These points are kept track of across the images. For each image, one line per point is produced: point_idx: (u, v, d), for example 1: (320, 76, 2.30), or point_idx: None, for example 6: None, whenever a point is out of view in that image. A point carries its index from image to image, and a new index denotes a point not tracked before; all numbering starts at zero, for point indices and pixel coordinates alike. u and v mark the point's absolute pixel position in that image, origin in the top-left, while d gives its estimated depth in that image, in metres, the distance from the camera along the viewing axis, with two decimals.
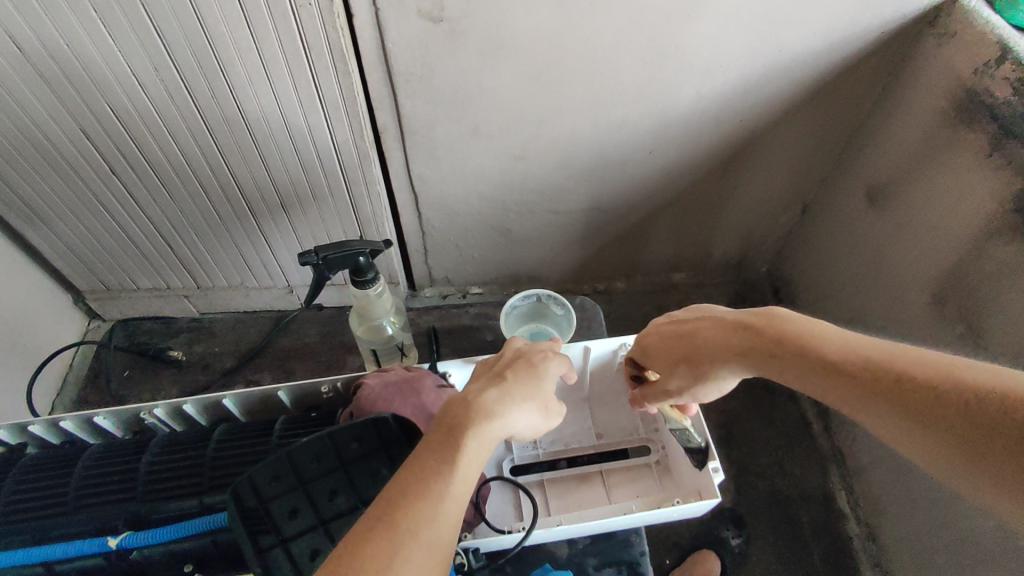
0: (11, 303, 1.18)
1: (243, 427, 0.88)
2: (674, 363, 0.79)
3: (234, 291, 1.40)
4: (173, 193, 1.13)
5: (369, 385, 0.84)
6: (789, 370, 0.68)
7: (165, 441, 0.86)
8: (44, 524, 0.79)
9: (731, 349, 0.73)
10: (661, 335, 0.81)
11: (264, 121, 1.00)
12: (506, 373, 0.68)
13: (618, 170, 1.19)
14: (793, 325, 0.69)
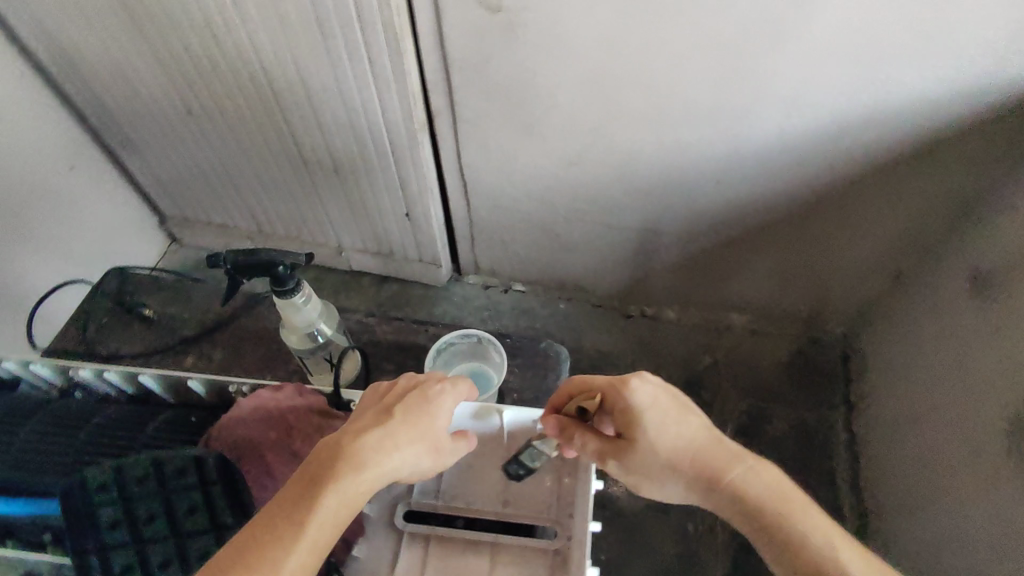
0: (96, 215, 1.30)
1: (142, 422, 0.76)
2: (635, 453, 0.65)
3: (290, 243, 1.44)
4: (239, 142, 1.17)
5: (240, 404, 0.74)
6: (759, 533, 0.59)
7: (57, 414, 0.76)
8: None
9: (710, 477, 0.62)
10: (638, 415, 0.65)
11: (320, 87, 1.00)
12: (394, 408, 0.62)
13: (679, 195, 1.08)
14: (771, 480, 0.61)
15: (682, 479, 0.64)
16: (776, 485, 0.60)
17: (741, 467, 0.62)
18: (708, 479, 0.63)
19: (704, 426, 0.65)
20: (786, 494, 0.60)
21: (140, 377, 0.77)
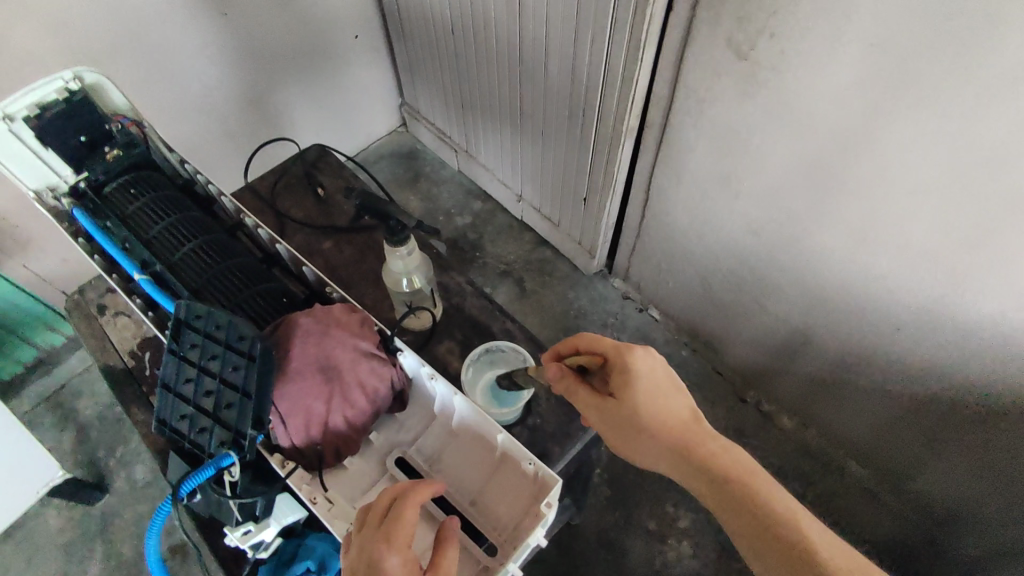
0: (357, 82, 1.51)
1: (261, 279, 0.71)
2: (620, 410, 0.67)
3: (485, 172, 1.55)
4: (478, 71, 1.27)
5: (297, 319, 0.60)
6: (735, 506, 0.60)
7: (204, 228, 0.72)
8: (100, 213, 0.71)
9: (688, 446, 0.64)
10: (630, 381, 0.66)
11: (559, 56, 1.03)
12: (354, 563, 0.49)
13: (847, 319, 0.97)
14: (738, 459, 0.62)
15: (661, 445, 0.65)
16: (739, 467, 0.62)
17: (711, 441, 0.64)
18: (685, 448, 0.64)
19: (683, 403, 0.67)
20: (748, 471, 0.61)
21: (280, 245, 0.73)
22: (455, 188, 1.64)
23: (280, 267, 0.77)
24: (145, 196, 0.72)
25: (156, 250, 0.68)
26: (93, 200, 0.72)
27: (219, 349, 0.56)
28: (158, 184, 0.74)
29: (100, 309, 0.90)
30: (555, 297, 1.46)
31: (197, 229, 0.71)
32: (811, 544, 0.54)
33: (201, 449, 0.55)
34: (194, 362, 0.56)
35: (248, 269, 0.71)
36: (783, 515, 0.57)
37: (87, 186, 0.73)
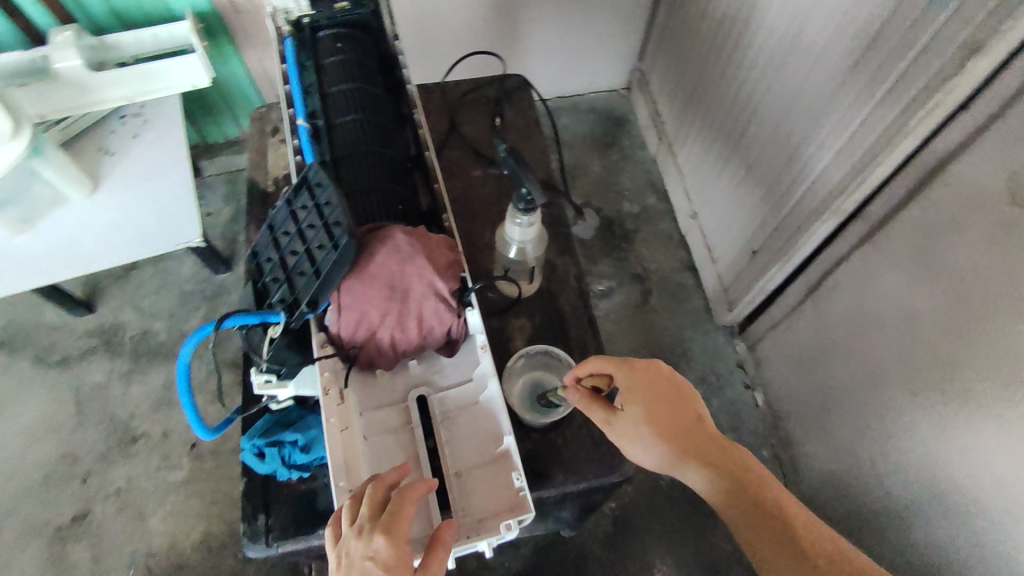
0: (606, 30, 1.46)
1: (396, 175, 0.68)
2: (634, 428, 0.64)
3: (677, 173, 1.46)
4: (723, 75, 1.17)
5: (393, 232, 0.57)
6: (740, 500, 0.61)
7: (375, 103, 0.71)
8: (305, 52, 0.74)
9: (696, 446, 0.63)
10: (637, 393, 0.64)
11: (812, 99, 0.92)
12: (376, 541, 0.49)
13: (956, 535, 0.81)
14: (742, 462, 0.63)
15: (676, 454, 0.63)
16: (746, 471, 0.62)
17: (720, 449, 0.63)
18: (695, 454, 0.63)
19: (687, 407, 0.65)
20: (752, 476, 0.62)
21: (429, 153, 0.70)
22: (640, 174, 1.57)
23: (422, 175, 0.73)
24: (346, 54, 0.73)
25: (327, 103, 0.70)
26: (307, 37, 0.76)
27: (320, 220, 0.54)
28: (363, 49, 0.75)
29: (273, 131, 0.93)
30: (673, 327, 1.38)
31: (369, 104, 0.70)
32: (826, 549, 0.57)
33: (264, 297, 0.55)
34: (296, 222, 0.56)
35: (391, 164, 0.68)
36: (777, 505, 0.60)
37: (309, 24, 0.77)
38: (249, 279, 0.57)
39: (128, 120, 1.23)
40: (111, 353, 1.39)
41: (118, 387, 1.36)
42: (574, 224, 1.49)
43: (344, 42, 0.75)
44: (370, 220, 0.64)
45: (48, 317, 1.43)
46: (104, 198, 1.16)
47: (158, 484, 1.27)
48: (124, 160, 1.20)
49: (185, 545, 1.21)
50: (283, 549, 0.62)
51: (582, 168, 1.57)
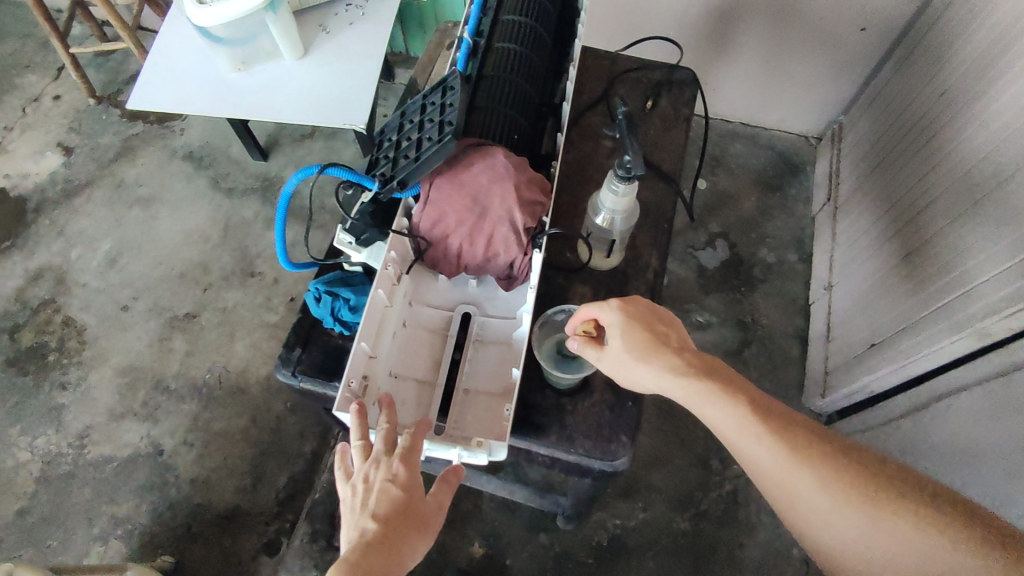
0: (817, 73, 1.36)
1: (529, 113, 0.71)
2: (620, 356, 0.61)
3: (831, 240, 1.36)
4: (921, 154, 1.05)
5: (495, 154, 0.60)
6: (716, 402, 0.56)
7: (539, 43, 0.74)
8: None
9: (669, 355, 0.59)
10: (616, 313, 0.62)
11: (1005, 207, 0.81)
12: (399, 465, 0.55)
13: None
14: (714, 362, 0.59)
15: (655, 369, 0.59)
16: (719, 371, 0.58)
17: (694, 356, 0.59)
18: (670, 366, 0.58)
19: (659, 326, 0.62)
20: (727, 376, 0.58)
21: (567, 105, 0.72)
22: (792, 227, 1.47)
23: (553, 122, 0.75)
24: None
25: (497, 25, 0.73)
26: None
27: (441, 117, 0.59)
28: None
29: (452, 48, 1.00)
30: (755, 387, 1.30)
31: (533, 40, 0.73)
32: (806, 432, 0.53)
33: (371, 168, 0.61)
34: (422, 114, 0.61)
35: (528, 99, 0.70)
36: (755, 399, 0.56)
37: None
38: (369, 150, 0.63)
39: (350, 9, 1.39)
40: (265, 199, 1.60)
41: (260, 228, 1.57)
42: (702, 249, 1.44)
43: None
44: (482, 136, 0.66)
45: (234, 152, 1.67)
46: (305, 66, 1.32)
47: (255, 318, 1.45)
48: (334, 41, 1.35)
49: (254, 375, 1.38)
50: (301, 387, 0.67)
51: (735, 200, 1.50)
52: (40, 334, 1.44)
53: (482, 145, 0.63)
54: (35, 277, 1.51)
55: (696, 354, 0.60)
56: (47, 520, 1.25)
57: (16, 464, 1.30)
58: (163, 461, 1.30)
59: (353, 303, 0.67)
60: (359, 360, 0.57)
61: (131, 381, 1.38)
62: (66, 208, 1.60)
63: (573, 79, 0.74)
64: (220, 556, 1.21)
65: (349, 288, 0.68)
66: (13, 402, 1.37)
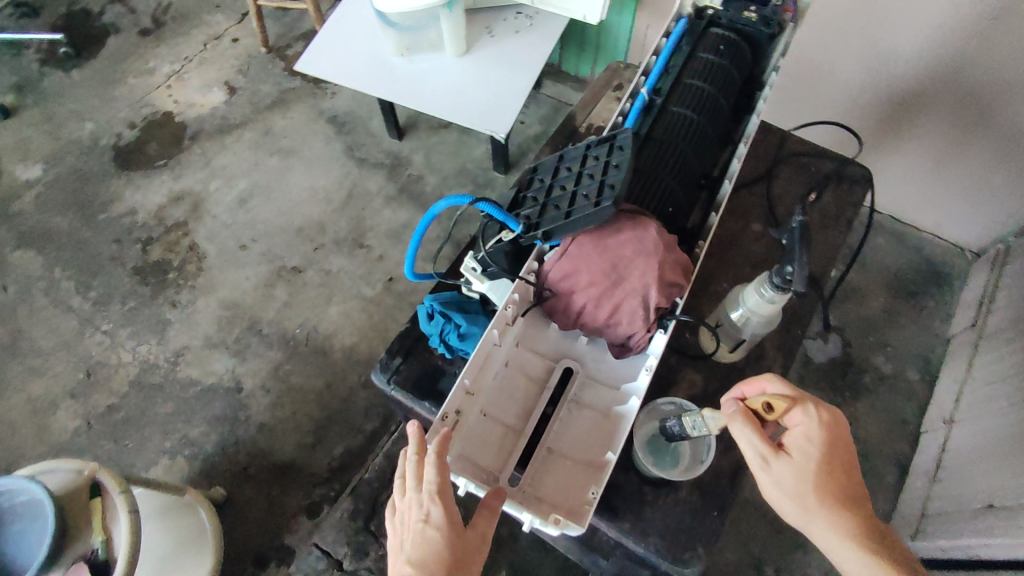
0: (996, 191, 1.22)
1: (684, 182, 0.68)
2: (800, 478, 0.61)
3: (963, 372, 1.22)
4: None
5: (647, 228, 0.59)
6: (880, 574, 0.58)
7: (712, 112, 0.71)
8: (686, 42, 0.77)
9: (848, 512, 0.61)
10: (820, 440, 0.61)
11: None
12: (432, 506, 0.56)
13: None
14: (885, 531, 0.61)
15: (835, 517, 0.60)
16: (887, 543, 0.60)
17: (867, 515, 0.61)
18: (848, 520, 0.60)
19: (846, 467, 0.63)
20: (894, 550, 0.60)
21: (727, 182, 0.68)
22: (920, 343, 1.34)
23: (709, 195, 0.72)
24: (720, 58, 0.74)
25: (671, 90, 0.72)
26: (698, 27, 0.78)
27: (600, 176, 0.59)
28: (738, 62, 0.75)
29: (615, 85, 0.99)
30: None
31: (705, 109, 0.70)
32: None
33: (517, 208, 0.62)
34: (581, 166, 0.60)
35: (688, 170, 0.68)
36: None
37: (710, 17, 0.79)
38: (517, 185, 0.64)
39: (519, 18, 1.40)
40: (391, 177, 1.65)
41: (379, 203, 1.62)
42: (813, 339, 1.34)
43: (726, 48, 0.75)
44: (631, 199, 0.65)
45: (374, 126, 1.74)
46: (463, 64, 1.35)
47: (353, 288, 1.51)
48: (496, 45, 1.37)
49: (338, 342, 1.43)
50: (393, 396, 0.70)
51: (863, 297, 1.38)
52: (167, 252, 1.56)
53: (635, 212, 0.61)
54: (175, 198, 1.64)
55: (868, 514, 0.62)
56: (131, 421, 1.36)
57: (118, 363, 1.43)
58: (239, 399, 1.38)
59: (462, 330, 0.68)
60: (456, 397, 0.58)
61: (230, 316, 1.47)
62: (217, 143, 1.73)
63: (742, 156, 0.70)
64: (266, 503, 1.27)
65: (461, 313, 0.68)
66: (130, 307, 1.50)
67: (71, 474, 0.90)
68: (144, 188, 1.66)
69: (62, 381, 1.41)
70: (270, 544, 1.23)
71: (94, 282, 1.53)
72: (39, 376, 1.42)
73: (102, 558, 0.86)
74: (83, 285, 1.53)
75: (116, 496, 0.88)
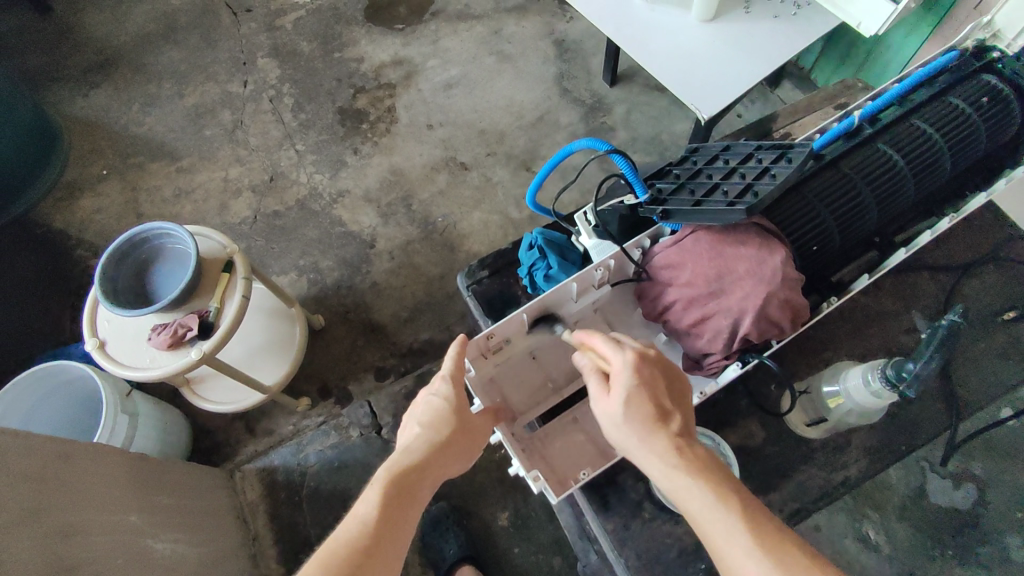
0: None
1: (858, 225, 0.66)
2: (620, 424, 0.58)
3: None
4: None
5: (777, 254, 0.57)
6: (697, 495, 0.52)
7: (927, 169, 0.67)
8: (941, 83, 0.70)
9: (663, 437, 0.56)
10: (628, 369, 0.59)
11: None
12: (443, 384, 0.63)
13: None
14: (719, 467, 0.55)
15: (647, 455, 0.56)
16: (721, 477, 0.54)
17: (696, 453, 0.56)
18: (674, 458, 0.55)
19: (660, 390, 0.59)
20: (728, 486, 0.53)
21: (904, 251, 0.65)
22: None
23: (874, 253, 0.70)
24: (975, 110, 0.68)
25: (896, 128, 0.68)
26: (970, 65, 0.72)
27: (750, 181, 0.58)
28: (995, 123, 0.68)
29: None
30: None
31: (921, 165, 0.66)
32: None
33: (661, 178, 0.66)
34: (739, 163, 0.61)
35: (872, 211, 0.65)
36: (756, 519, 0.51)
37: (991, 59, 0.72)
38: (669, 158, 0.67)
39: (786, 3, 1.26)
40: (584, 120, 1.64)
41: (561, 137, 1.62)
42: (942, 477, 1.13)
43: (982, 106, 0.68)
44: (794, 218, 0.64)
45: (593, 64, 1.72)
46: (703, 30, 1.26)
47: (502, 203, 1.55)
48: (746, 23, 1.25)
49: (466, 245, 1.50)
50: (465, 300, 0.81)
51: None
52: (369, 105, 1.71)
53: (769, 234, 0.60)
54: (396, 62, 1.77)
55: (696, 453, 0.56)
56: (284, 231, 1.56)
57: (295, 181, 1.62)
58: (368, 253, 1.51)
59: (547, 274, 0.74)
60: (510, 323, 0.66)
61: (393, 181, 1.60)
62: (451, 26, 1.81)
63: (941, 228, 0.66)
64: (349, 348, 1.40)
65: (556, 257, 0.74)
66: (323, 139, 1.68)
67: (219, 247, 1.06)
68: (377, 43, 1.80)
69: (251, 175, 1.64)
70: (337, 381, 1.37)
71: (307, 107, 1.73)
72: (238, 164, 1.66)
73: (210, 320, 1.00)
74: (297, 105, 1.73)
75: (240, 278, 1.03)
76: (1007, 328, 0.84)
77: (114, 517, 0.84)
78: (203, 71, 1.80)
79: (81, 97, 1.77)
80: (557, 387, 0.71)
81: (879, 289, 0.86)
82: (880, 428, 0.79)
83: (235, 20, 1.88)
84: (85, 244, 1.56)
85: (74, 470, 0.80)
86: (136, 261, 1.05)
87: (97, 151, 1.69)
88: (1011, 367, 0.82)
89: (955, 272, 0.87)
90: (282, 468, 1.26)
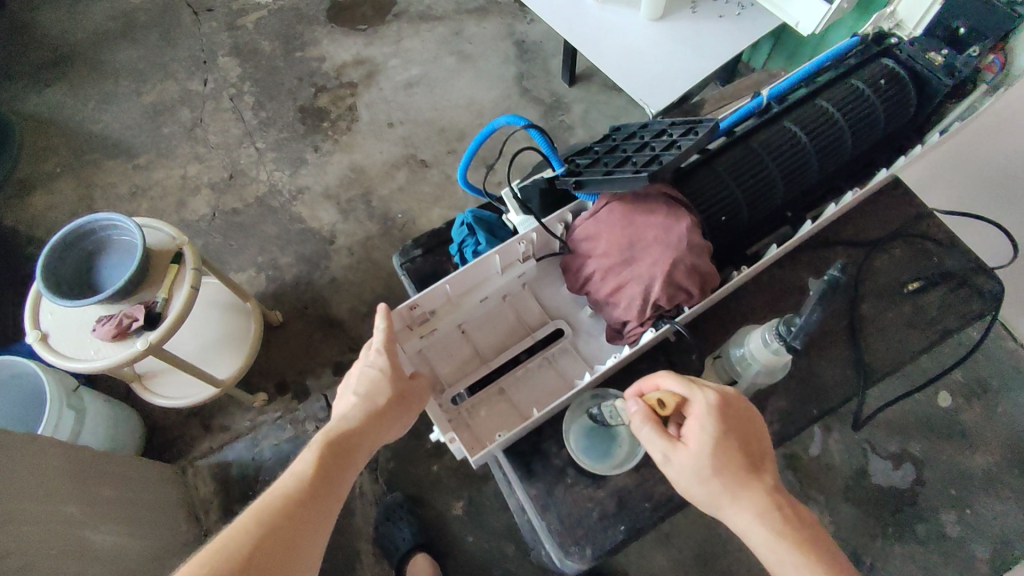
0: None
1: (767, 198, 0.74)
2: (703, 481, 0.59)
3: None
4: None
5: (683, 224, 0.65)
6: (799, 564, 0.54)
7: (829, 148, 0.74)
8: (847, 68, 0.78)
9: (755, 497, 0.58)
10: (711, 422, 0.59)
11: None
12: (378, 355, 0.64)
13: None
14: (816, 529, 0.57)
15: (745, 514, 0.58)
16: (820, 544, 0.56)
17: (790, 515, 0.57)
18: (770, 524, 0.56)
19: (744, 439, 0.60)
20: (828, 551, 0.55)
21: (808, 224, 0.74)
22: (1013, 528, 1.11)
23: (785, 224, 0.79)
24: (873, 92, 0.75)
25: (803, 108, 0.75)
26: (870, 51, 0.80)
27: (658, 153, 0.63)
28: (891, 103, 0.76)
29: None
30: None
31: (823, 143, 0.74)
32: None
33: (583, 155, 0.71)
34: (652, 139, 0.66)
35: (777, 185, 0.73)
36: None
37: (890, 45, 0.80)
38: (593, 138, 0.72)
39: (731, 3, 1.31)
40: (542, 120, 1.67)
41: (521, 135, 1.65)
42: (883, 459, 1.16)
43: (879, 87, 0.75)
44: (705, 192, 0.72)
45: (552, 64, 1.75)
46: (651, 29, 1.30)
47: (461, 201, 1.56)
48: (693, 23, 1.29)
49: None
50: (399, 278, 0.82)
51: (968, 445, 1.17)
52: (331, 104, 1.72)
53: (677, 202, 0.68)
54: (357, 62, 1.78)
55: (790, 513, 0.57)
56: (242, 228, 1.55)
57: (255, 178, 1.62)
58: (327, 250, 1.51)
59: (477, 249, 0.77)
60: (434, 294, 0.70)
61: (353, 178, 1.60)
62: (413, 27, 1.83)
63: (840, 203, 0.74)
64: (306, 343, 1.40)
65: (485, 234, 0.77)
66: (283, 137, 1.68)
67: (168, 238, 1.06)
68: (338, 43, 1.81)
69: (210, 173, 1.63)
70: (294, 376, 1.37)
71: (267, 105, 1.73)
72: (197, 161, 1.65)
73: (157, 310, 1.00)
74: (258, 104, 1.73)
75: (188, 269, 1.03)
76: (912, 299, 0.86)
77: (47, 508, 0.82)
78: (162, 70, 1.79)
79: (36, 94, 1.74)
80: (486, 360, 0.76)
81: (795, 262, 0.88)
82: (799, 396, 0.80)
83: (196, 19, 1.87)
84: (37, 242, 1.53)
85: (7, 459, 0.79)
86: (82, 253, 1.04)
87: (51, 148, 1.67)
88: (916, 334, 0.84)
89: (866, 247, 0.89)
90: (236, 463, 1.28)
